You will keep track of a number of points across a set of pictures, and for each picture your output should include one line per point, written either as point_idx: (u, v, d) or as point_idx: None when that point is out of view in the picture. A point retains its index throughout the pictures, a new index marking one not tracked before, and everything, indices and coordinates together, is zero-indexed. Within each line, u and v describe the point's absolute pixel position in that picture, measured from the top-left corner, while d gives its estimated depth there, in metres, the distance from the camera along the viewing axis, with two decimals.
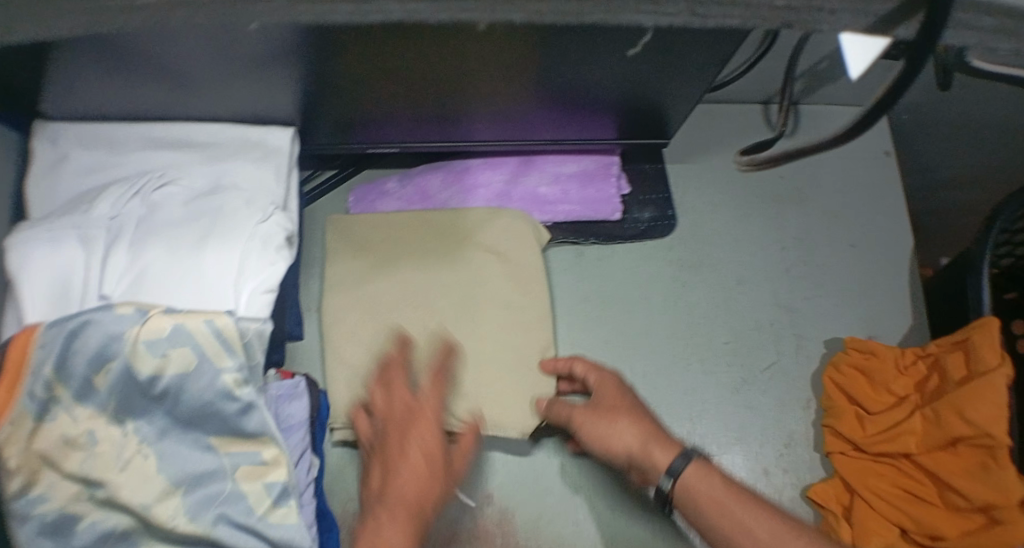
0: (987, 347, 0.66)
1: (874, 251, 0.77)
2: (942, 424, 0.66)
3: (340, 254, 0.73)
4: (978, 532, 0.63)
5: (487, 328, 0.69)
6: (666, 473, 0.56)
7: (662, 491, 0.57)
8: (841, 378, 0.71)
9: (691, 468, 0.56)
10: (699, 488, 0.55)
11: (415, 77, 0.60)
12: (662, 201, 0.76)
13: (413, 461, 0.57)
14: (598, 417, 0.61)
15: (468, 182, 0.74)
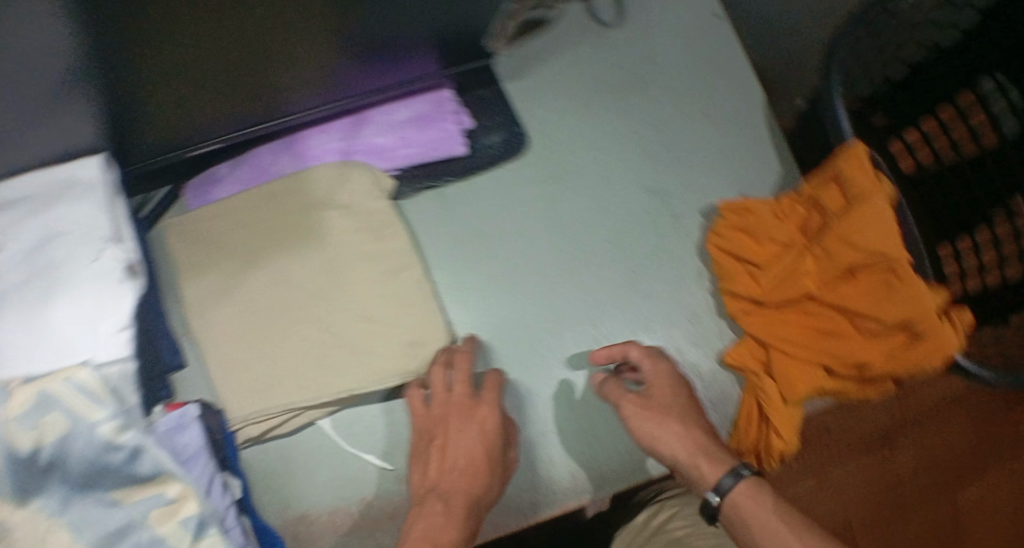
0: (859, 173, 0.69)
1: (729, 112, 0.77)
2: (833, 257, 0.68)
3: (192, 258, 0.72)
4: (903, 350, 0.68)
5: (358, 291, 0.70)
6: (714, 491, 0.63)
7: (708, 504, 0.63)
8: (726, 242, 0.72)
9: (741, 485, 0.62)
10: (744, 507, 0.61)
11: (217, 62, 0.56)
12: (508, 122, 0.75)
13: (459, 453, 0.66)
14: (646, 412, 0.66)
15: (309, 161, 0.72)
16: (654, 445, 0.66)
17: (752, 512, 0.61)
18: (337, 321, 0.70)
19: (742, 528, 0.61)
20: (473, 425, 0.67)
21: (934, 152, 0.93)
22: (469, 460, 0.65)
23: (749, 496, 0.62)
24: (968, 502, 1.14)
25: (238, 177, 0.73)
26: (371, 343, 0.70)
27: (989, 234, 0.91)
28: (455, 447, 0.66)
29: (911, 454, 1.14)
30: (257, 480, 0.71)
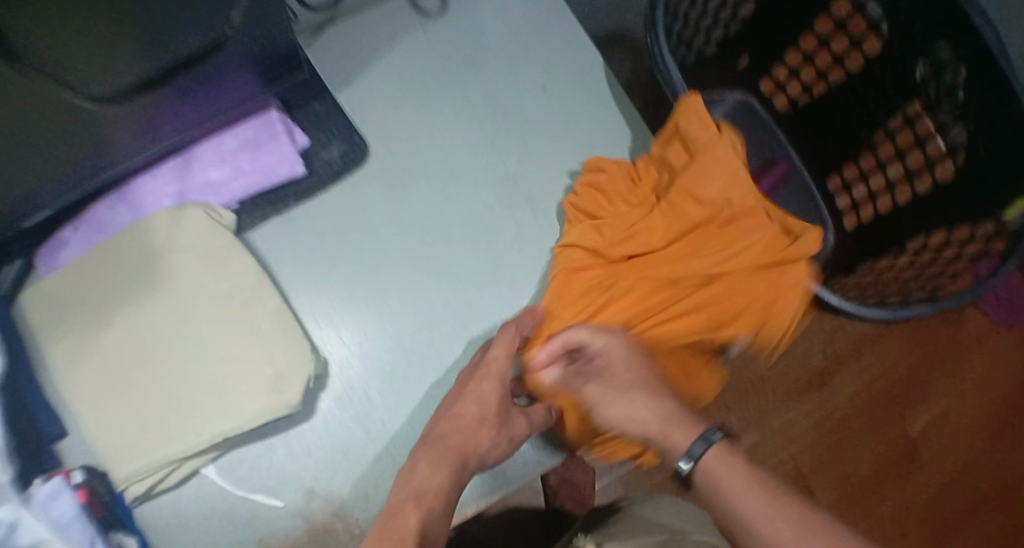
0: (700, 124, 0.71)
1: (564, 82, 0.77)
2: (684, 212, 0.70)
3: (48, 326, 0.71)
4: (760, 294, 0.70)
5: (216, 330, 0.69)
6: (688, 455, 0.61)
7: (682, 471, 0.61)
8: (580, 200, 0.72)
9: (711, 451, 0.60)
10: (719, 469, 0.59)
11: (7, 124, 0.54)
12: (345, 132, 0.73)
13: (471, 412, 0.66)
14: (608, 394, 0.66)
15: (145, 208, 0.71)
16: (625, 422, 0.65)
17: (720, 473, 0.59)
18: (200, 365, 0.69)
19: (712, 491, 0.59)
20: (473, 421, 0.66)
21: (803, 86, 0.94)
22: (447, 462, 0.64)
23: (713, 462, 0.60)
24: (916, 428, 1.14)
25: (81, 237, 0.72)
26: (237, 380, 0.68)
27: (874, 156, 0.90)
28: (466, 429, 0.65)
29: (851, 388, 1.14)
30: (152, 537, 0.69)
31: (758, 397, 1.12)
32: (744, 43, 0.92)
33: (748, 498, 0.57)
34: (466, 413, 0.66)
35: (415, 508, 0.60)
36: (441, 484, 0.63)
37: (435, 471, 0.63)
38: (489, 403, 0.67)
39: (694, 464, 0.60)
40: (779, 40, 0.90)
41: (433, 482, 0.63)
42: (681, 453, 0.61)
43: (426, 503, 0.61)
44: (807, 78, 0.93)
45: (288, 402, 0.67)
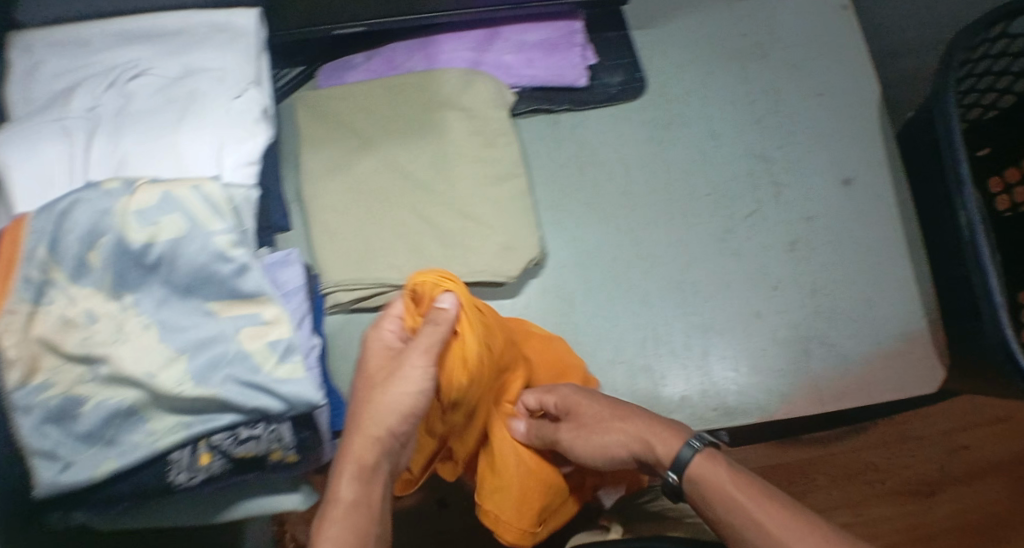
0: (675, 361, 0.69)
1: (837, 97, 0.80)
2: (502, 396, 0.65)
3: (313, 131, 0.76)
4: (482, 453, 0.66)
5: (465, 189, 0.74)
6: (672, 467, 0.57)
7: (669, 483, 0.58)
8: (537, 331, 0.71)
9: (697, 457, 0.57)
10: (709, 475, 0.56)
11: None
12: (631, 65, 0.79)
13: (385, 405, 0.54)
14: (580, 434, 0.61)
15: (440, 64, 0.77)
16: (604, 456, 0.61)
17: (719, 495, 0.55)
18: (440, 214, 0.74)
19: (704, 497, 0.55)
20: (419, 373, 0.54)
21: (1009, 202, 0.87)
22: (404, 408, 0.55)
23: (707, 469, 0.56)
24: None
25: (372, 70, 0.78)
26: (468, 238, 0.73)
27: None
28: (394, 391, 0.54)
29: (949, 509, 1.08)
30: (335, 347, 0.74)
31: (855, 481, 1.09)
32: (986, 136, 0.89)
33: (752, 509, 0.53)
34: (406, 379, 0.54)
35: (353, 475, 0.54)
36: (372, 448, 0.54)
37: (378, 450, 0.54)
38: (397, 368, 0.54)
39: (681, 472, 0.57)
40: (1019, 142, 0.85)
41: (367, 460, 0.54)
42: (668, 464, 0.57)
43: (364, 464, 0.54)
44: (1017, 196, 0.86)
45: (511, 269, 0.72)
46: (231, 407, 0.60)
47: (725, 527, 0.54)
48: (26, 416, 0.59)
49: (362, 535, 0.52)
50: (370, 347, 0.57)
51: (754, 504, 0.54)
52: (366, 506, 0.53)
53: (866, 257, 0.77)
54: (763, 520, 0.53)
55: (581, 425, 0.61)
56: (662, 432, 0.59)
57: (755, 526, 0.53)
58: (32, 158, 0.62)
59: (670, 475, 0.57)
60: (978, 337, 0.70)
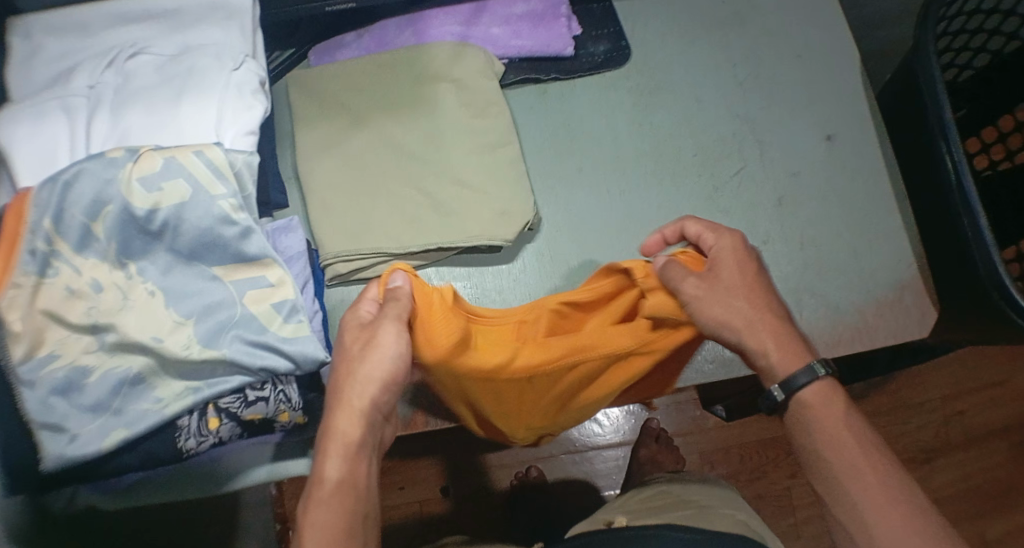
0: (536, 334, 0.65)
1: (817, 59, 0.83)
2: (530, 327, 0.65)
3: (304, 107, 0.78)
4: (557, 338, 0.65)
5: (457, 158, 0.76)
6: (782, 385, 0.58)
7: (772, 398, 0.59)
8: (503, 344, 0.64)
9: (814, 386, 0.58)
10: (815, 404, 0.58)
11: None
12: (614, 35, 0.83)
13: (348, 389, 0.57)
14: (716, 295, 0.59)
15: (429, 38, 0.80)
16: (718, 330, 0.59)
17: (821, 421, 0.57)
18: (434, 183, 0.75)
19: (800, 422, 0.58)
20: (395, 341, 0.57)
21: (989, 162, 0.90)
22: (386, 376, 0.57)
23: (817, 406, 0.58)
24: (994, 533, 1.07)
25: (363, 48, 0.81)
26: (463, 204, 0.74)
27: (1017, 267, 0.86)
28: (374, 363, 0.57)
29: (948, 475, 1.09)
30: (334, 319, 0.75)
31: None
32: (965, 98, 0.91)
33: (849, 447, 0.56)
34: (365, 390, 0.57)
35: (338, 452, 0.55)
36: (356, 423, 0.56)
37: (355, 425, 0.56)
38: (372, 339, 0.57)
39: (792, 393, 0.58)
40: (999, 102, 0.87)
41: (351, 434, 0.56)
42: (777, 380, 0.59)
43: (349, 445, 0.55)
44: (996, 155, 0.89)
45: (505, 234, 0.73)
46: (240, 368, 0.62)
47: (821, 449, 0.57)
48: (33, 390, 0.59)
49: (347, 511, 0.54)
50: (348, 327, 0.60)
51: (844, 436, 0.56)
52: (351, 484, 0.55)
53: (850, 210, 0.80)
54: (846, 451, 0.56)
55: (710, 283, 0.60)
56: (756, 329, 0.59)
57: (834, 449, 0.56)
58: (39, 135, 0.64)
59: (776, 391, 0.59)
60: (972, 273, 0.72)
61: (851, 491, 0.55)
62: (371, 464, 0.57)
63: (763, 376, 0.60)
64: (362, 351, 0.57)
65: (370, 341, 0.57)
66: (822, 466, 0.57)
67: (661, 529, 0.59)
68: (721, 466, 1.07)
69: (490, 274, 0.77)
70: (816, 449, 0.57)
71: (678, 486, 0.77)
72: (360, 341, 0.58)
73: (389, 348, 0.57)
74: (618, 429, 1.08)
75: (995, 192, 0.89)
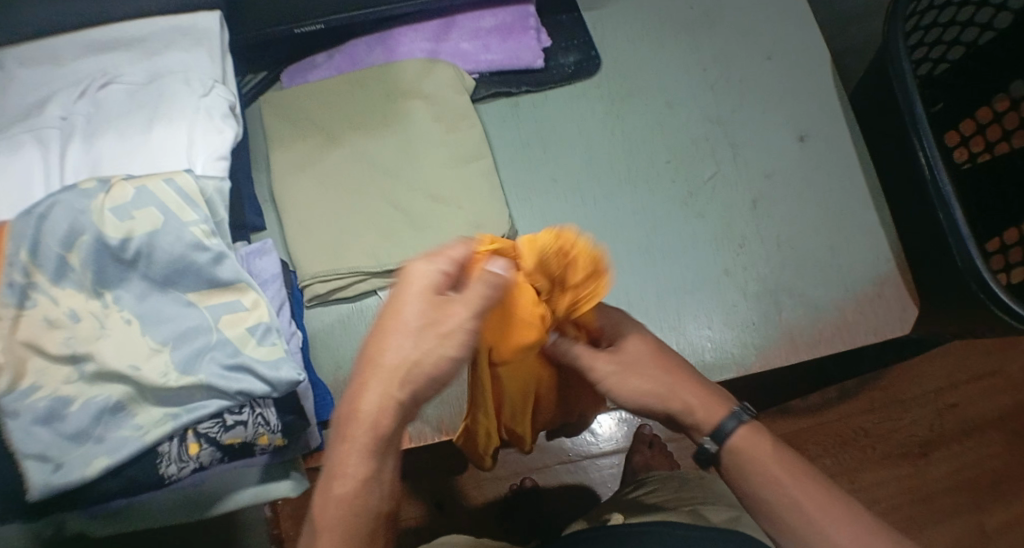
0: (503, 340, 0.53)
1: (787, 60, 0.84)
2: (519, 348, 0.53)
3: (278, 128, 0.78)
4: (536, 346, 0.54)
5: (431, 173, 0.76)
6: (711, 437, 0.55)
7: (706, 451, 0.55)
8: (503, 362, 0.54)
9: (742, 430, 0.55)
10: (744, 450, 0.54)
11: None
12: (584, 44, 0.83)
13: (381, 373, 0.44)
14: (625, 370, 0.55)
15: (400, 56, 0.81)
16: (640, 402, 0.55)
17: (755, 462, 0.54)
18: (409, 199, 0.76)
19: (736, 472, 0.54)
20: (467, 337, 0.44)
21: (968, 154, 0.90)
22: (434, 374, 0.44)
23: (750, 453, 0.54)
24: (994, 525, 1.06)
25: (334, 67, 0.82)
26: (437, 220, 0.75)
27: (1001, 258, 0.86)
28: (432, 348, 0.44)
29: (945, 468, 1.08)
30: (315, 339, 0.76)
31: (851, 447, 1.08)
32: (942, 89, 0.91)
33: (793, 487, 0.52)
34: (400, 369, 0.44)
35: (358, 450, 0.44)
36: (385, 409, 0.44)
37: (382, 414, 0.44)
38: (441, 323, 0.44)
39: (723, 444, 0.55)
40: (975, 94, 0.87)
41: (376, 421, 0.44)
42: (705, 432, 0.55)
43: (374, 441, 0.45)
44: (976, 147, 0.89)
45: None
46: (217, 392, 0.62)
47: (765, 496, 0.53)
48: (17, 419, 0.60)
49: (355, 523, 0.45)
50: (403, 298, 0.44)
51: (783, 477, 0.53)
52: (368, 492, 0.45)
53: (827, 210, 0.80)
54: (793, 494, 0.52)
55: (620, 361, 0.55)
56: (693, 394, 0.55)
57: (777, 493, 0.53)
58: (14, 169, 0.65)
59: (707, 444, 0.55)
60: (951, 268, 0.72)
61: (821, 542, 0.51)
62: (397, 458, 0.47)
63: (691, 430, 0.56)
64: (418, 319, 0.44)
65: (432, 310, 0.44)
66: (777, 515, 0.53)
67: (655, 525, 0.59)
68: None
69: None
70: (774, 499, 0.53)
71: (669, 484, 0.77)
72: (421, 316, 0.44)
73: (450, 339, 0.44)
74: (611, 435, 1.07)
75: (975, 184, 0.89)
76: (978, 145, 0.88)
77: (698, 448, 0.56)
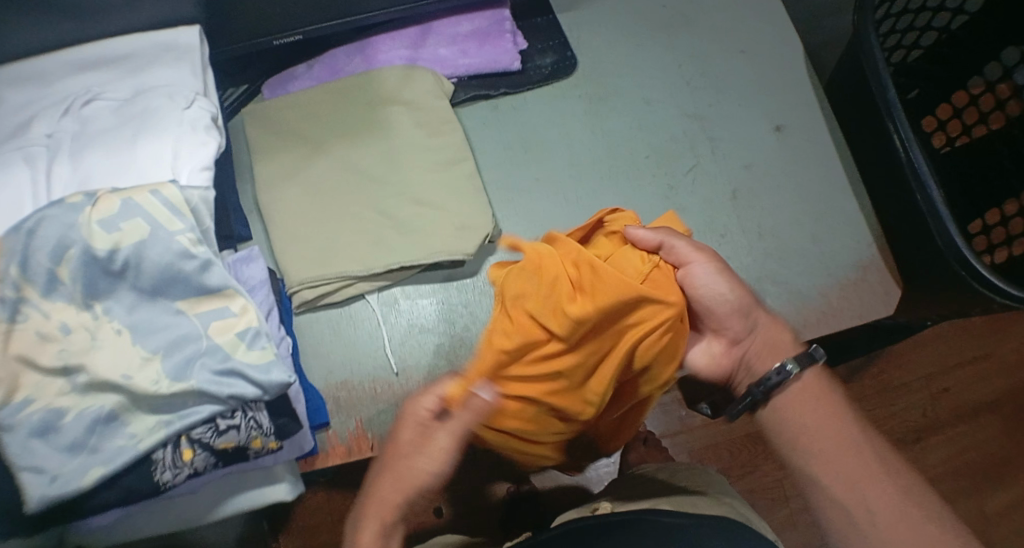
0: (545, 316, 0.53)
1: (761, 53, 0.85)
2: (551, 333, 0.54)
3: (262, 139, 0.80)
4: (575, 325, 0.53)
5: (415, 178, 0.78)
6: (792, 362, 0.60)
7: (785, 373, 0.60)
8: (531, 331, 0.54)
9: (812, 369, 0.61)
10: (812, 388, 0.60)
11: None
12: (560, 45, 0.85)
13: (391, 473, 0.55)
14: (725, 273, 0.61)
15: (379, 63, 0.82)
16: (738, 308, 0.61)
17: (813, 410, 0.59)
18: (394, 204, 0.77)
19: (797, 414, 0.59)
20: (444, 456, 0.55)
21: (947, 139, 0.91)
22: (425, 481, 0.55)
23: (808, 391, 0.60)
24: (991, 507, 1.07)
25: (315, 77, 0.83)
26: (422, 222, 0.76)
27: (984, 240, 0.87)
28: (419, 464, 0.55)
29: (942, 453, 1.09)
30: (305, 344, 0.77)
31: None
32: (919, 77, 0.91)
33: (846, 436, 0.57)
34: (400, 471, 0.55)
35: (377, 519, 0.54)
36: (399, 493, 0.54)
37: (396, 495, 0.54)
38: (428, 439, 0.55)
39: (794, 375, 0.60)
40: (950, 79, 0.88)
41: (389, 502, 0.54)
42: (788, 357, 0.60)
43: (386, 519, 0.54)
44: (954, 131, 0.89)
45: (466, 248, 0.74)
46: (209, 397, 0.63)
47: (821, 438, 0.57)
48: (12, 434, 0.61)
49: None
50: (401, 426, 0.57)
51: (839, 427, 0.57)
52: None
53: (806, 197, 0.81)
54: (841, 442, 0.57)
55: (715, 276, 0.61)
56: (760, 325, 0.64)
57: (831, 438, 0.57)
58: (2, 188, 0.66)
59: (788, 367, 0.60)
60: (931, 248, 0.73)
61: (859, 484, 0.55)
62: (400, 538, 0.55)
63: (766, 358, 0.62)
64: (409, 440, 0.56)
65: (420, 431, 0.56)
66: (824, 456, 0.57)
67: (642, 514, 0.58)
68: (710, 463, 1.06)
69: (456, 287, 0.79)
70: (812, 437, 0.58)
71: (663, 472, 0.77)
72: (417, 439, 0.55)
73: (440, 455, 0.55)
74: None
75: (955, 168, 0.90)
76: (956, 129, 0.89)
77: (765, 374, 0.61)
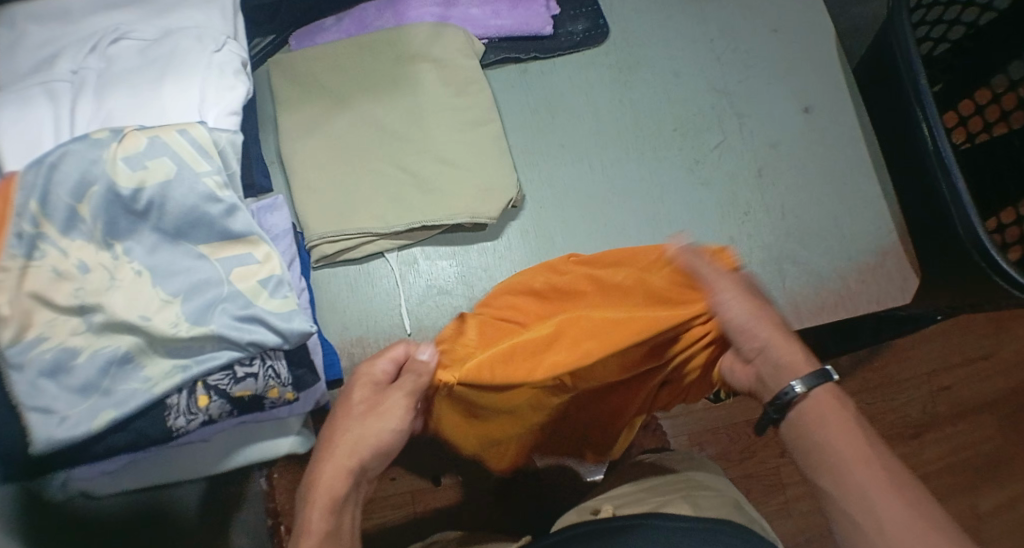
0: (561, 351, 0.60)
1: (792, 31, 0.85)
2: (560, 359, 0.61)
3: (286, 89, 0.78)
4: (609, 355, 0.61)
5: (441, 136, 0.77)
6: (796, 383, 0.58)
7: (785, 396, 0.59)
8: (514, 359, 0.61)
9: (821, 390, 0.58)
10: (826, 406, 0.58)
11: None
12: (593, 13, 0.84)
13: (339, 445, 0.59)
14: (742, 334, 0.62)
15: (409, 20, 0.81)
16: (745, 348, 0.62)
17: (824, 422, 0.57)
18: (418, 162, 0.76)
19: (805, 435, 0.58)
20: (402, 414, 0.60)
21: (967, 135, 0.90)
22: (381, 445, 0.59)
23: (823, 407, 0.58)
24: (983, 505, 1.08)
25: (343, 31, 0.82)
26: (446, 181, 0.75)
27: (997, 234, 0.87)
28: (373, 426, 0.59)
29: (939, 450, 1.09)
30: (321, 298, 0.76)
31: None
32: (942, 70, 0.90)
33: (843, 449, 0.55)
34: (351, 446, 0.59)
35: (325, 506, 0.57)
36: (340, 477, 0.58)
37: (340, 481, 0.58)
38: (381, 404, 0.60)
39: (804, 393, 0.58)
40: (976, 74, 0.86)
41: (336, 491, 0.57)
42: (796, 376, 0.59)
43: (331, 499, 0.57)
44: (975, 126, 0.88)
45: (491, 211, 0.74)
46: (228, 343, 0.62)
47: (817, 456, 0.56)
48: (23, 372, 0.59)
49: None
50: (352, 391, 0.62)
51: (852, 443, 0.55)
52: (338, 534, 0.56)
53: (830, 179, 0.81)
54: (843, 455, 0.55)
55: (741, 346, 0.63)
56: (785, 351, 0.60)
57: (840, 454, 0.55)
58: (24, 123, 0.64)
59: (795, 387, 0.58)
60: (952, 236, 0.72)
61: (863, 500, 0.52)
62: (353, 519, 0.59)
63: (783, 373, 0.60)
64: (353, 410, 0.60)
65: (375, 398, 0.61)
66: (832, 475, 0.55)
67: (644, 518, 0.58)
68: (710, 446, 1.02)
69: (475, 250, 0.78)
70: (827, 459, 0.55)
71: (664, 465, 0.77)
72: (368, 404, 0.60)
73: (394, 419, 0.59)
74: None
75: (972, 163, 0.89)
76: (976, 125, 0.88)
77: (778, 392, 0.59)
